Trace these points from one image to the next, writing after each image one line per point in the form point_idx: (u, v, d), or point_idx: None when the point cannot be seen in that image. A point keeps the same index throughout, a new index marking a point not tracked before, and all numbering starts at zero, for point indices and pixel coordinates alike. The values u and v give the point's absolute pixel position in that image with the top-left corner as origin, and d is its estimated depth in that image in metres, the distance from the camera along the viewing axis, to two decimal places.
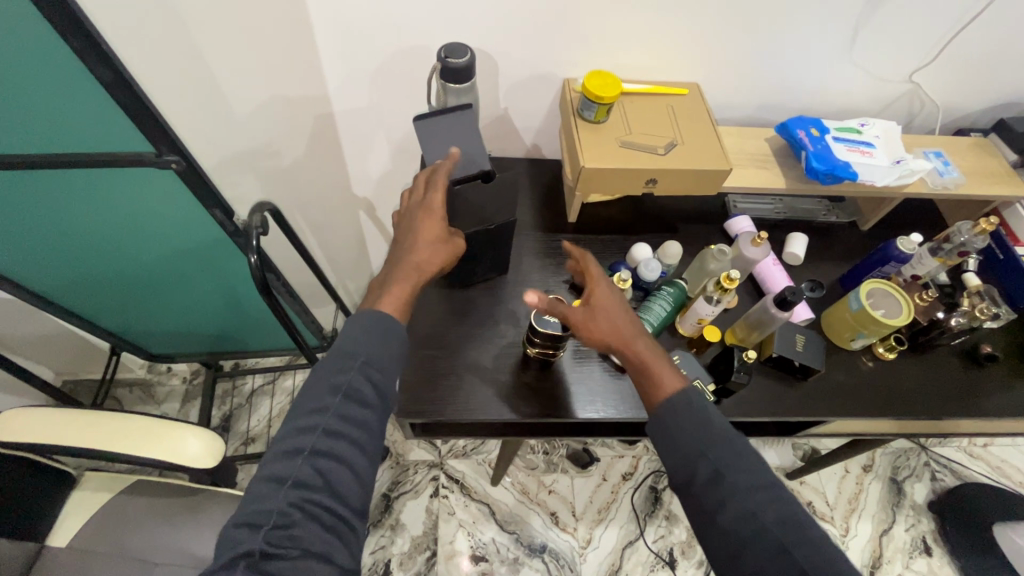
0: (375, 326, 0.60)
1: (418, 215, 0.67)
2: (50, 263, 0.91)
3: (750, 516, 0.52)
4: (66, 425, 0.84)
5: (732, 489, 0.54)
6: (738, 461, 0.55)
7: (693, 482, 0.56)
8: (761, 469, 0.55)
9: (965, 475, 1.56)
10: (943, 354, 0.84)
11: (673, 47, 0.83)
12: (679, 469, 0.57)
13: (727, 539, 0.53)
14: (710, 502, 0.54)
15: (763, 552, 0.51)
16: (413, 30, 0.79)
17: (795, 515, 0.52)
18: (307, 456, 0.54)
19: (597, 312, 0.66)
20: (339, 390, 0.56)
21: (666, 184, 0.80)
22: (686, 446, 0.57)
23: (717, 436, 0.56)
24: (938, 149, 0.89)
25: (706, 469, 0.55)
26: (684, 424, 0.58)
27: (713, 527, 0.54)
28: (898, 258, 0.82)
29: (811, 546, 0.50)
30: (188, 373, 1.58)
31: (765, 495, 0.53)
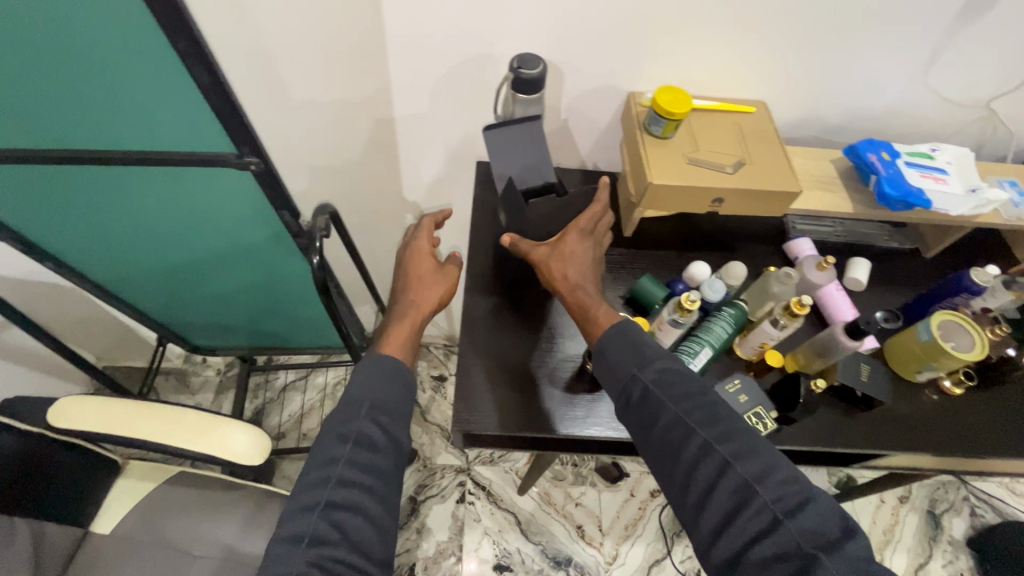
0: (380, 370, 0.67)
1: (409, 261, 0.81)
2: (110, 252, 0.93)
3: (677, 420, 0.57)
4: (119, 415, 0.85)
5: (660, 399, 0.58)
6: (667, 374, 0.60)
7: (629, 402, 0.60)
8: (686, 379, 0.59)
9: (1007, 513, 1.50)
10: (1014, 391, 0.81)
11: (743, 63, 0.81)
12: (618, 392, 0.62)
13: (663, 448, 0.57)
14: (645, 416, 0.59)
15: (693, 453, 0.55)
16: (482, 38, 0.79)
17: (721, 415, 0.57)
18: (321, 510, 0.57)
19: (554, 257, 0.73)
20: (349, 439, 0.61)
21: (732, 203, 0.78)
22: (622, 368, 0.62)
23: (648, 356, 0.61)
24: (1013, 178, 0.86)
25: (639, 386, 0.60)
26: (621, 349, 0.63)
27: (649, 439, 0.58)
28: (970, 290, 0.79)
29: (734, 440, 0.55)
30: (222, 364, 1.60)
31: (690, 402, 0.58)
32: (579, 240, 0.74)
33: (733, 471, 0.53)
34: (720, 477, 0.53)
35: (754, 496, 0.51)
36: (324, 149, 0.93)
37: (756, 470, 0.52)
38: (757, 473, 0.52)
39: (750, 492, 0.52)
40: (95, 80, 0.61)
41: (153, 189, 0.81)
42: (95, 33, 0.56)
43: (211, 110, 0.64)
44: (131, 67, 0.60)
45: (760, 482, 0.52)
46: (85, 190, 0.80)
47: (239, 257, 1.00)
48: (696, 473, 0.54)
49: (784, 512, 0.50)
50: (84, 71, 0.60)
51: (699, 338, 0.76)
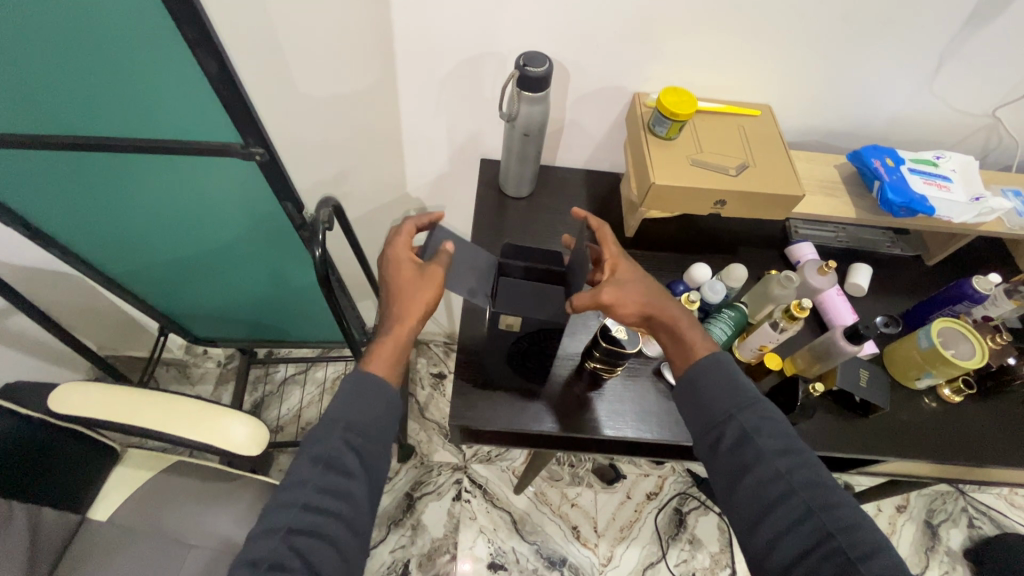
0: (358, 389, 0.64)
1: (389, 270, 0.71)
2: (113, 240, 0.93)
3: (775, 476, 0.55)
4: (118, 403, 0.85)
5: (759, 450, 0.57)
6: (768, 425, 0.58)
7: (720, 444, 0.59)
8: (791, 436, 0.58)
9: (1005, 525, 1.50)
10: (1012, 401, 0.81)
11: (749, 67, 0.81)
12: (708, 432, 0.60)
13: (753, 499, 0.55)
14: (737, 463, 0.57)
15: (788, 512, 0.53)
16: (489, 36, 0.79)
17: (824, 481, 0.55)
18: (285, 535, 0.55)
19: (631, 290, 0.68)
20: (320, 461, 0.58)
21: (735, 206, 0.79)
22: (717, 409, 0.61)
23: (747, 400, 0.60)
24: (1017, 188, 0.86)
25: (735, 432, 0.59)
26: (716, 387, 0.62)
27: (737, 486, 0.57)
28: (973, 298, 0.78)
29: (840, 512, 0.52)
30: (223, 356, 1.60)
31: (794, 460, 0.56)
32: (630, 265, 0.71)
33: (833, 541, 0.51)
34: (817, 542, 0.51)
35: (853, 572, 0.49)
36: (330, 143, 0.93)
37: (860, 546, 0.50)
38: (842, 524, 0.52)
39: (850, 567, 0.49)
40: (106, 66, 0.62)
41: (159, 177, 0.82)
42: (107, 18, 0.57)
43: (220, 102, 0.65)
44: (142, 53, 0.61)
45: (863, 560, 0.49)
46: (92, 176, 0.80)
47: (241, 248, 1.00)
48: (788, 532, 0.53)
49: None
50: (95, 56, 0.61)
51: None
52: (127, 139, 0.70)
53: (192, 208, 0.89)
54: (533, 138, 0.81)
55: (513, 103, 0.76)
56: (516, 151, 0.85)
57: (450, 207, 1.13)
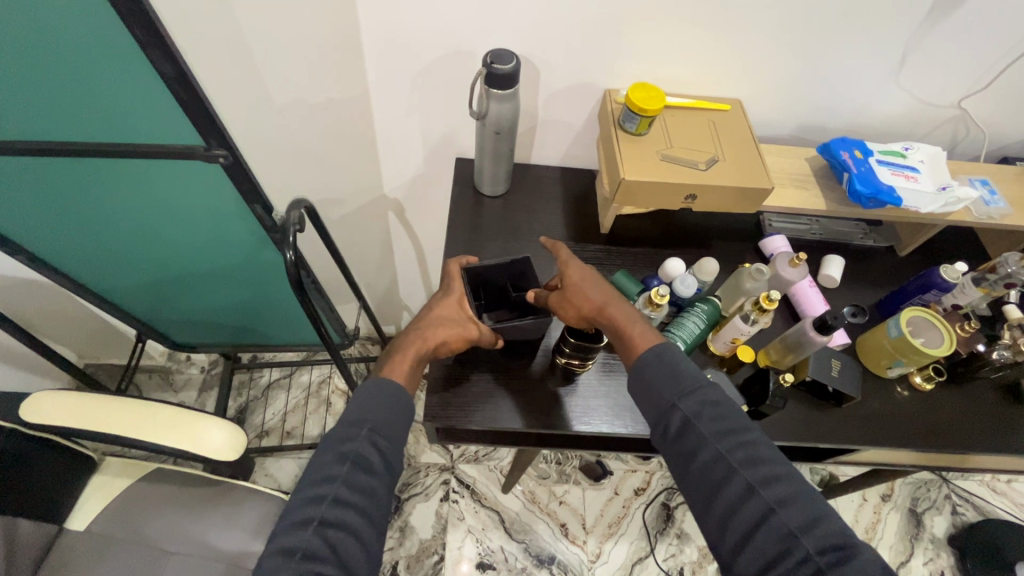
0: (383, 391, 0.61)
1: (436, 301, 0.72)
2: (84, 248, 0.92)
3: (719, 459, 0.53)
4: (92, 411, 0.84)
5: (702, 435, 0.55)
6: (709, 410, 0.56)
7: (666, 432, 0.57)
8: (732, 416, 0.56)
9: (988, 511, 1.51)
10: (982, 387, 0.82)
11: (718, 62, 0.82)
12: (655, 421, 0.58)
13: (701, 482, 0.54)
14: (682, 451, 0.56)
15: (733, 492, 0.52)
16: (458, 35, 0.79)
17: (765, 457, 0.53)
18: (316, 527, 0.52)
19: (572, 287, 0.69)
20: (347, 458, 0.56)
21: (705, 200, 0.79)
22: (659, 398, 0.59)
23: (689, 387, 0.58)
24: (984, 177, 0.87)
25: (678, 418, 0.56)
26: (659, 376, 0.60)
27: (687, 472, 0.55)
28: (941, 286, 0.80)
29: (779, 485, 0.51)
30: (206, 362, 1.59)
31: (733, 440, 0.54)
32: (581, 268, 0.71)
33: (776, 515, 0.50)
34: (761, 519, 0.50)
35: (797, 545, 0.48)
36: (303, 145, 0.93)
37: (803, 519, 0.49)
38: (784, 498, 0.50)
39: (793, 540, 0.48)
40: (65, 71, 0.61)
41: (129, 181, 0.81)
42: (57, 18, 0.56)
43: (178, 100, 0.64)
44: (101, 56, 0.60)
45: (806, 531, 0.49)
46: (59, 182, 0.79)
47: (216, 252, 0.99)
48: (734, 513, 0.51)
49: (829, 562, 0.47)
50: (50, 61, 0.60)
51: (671, 333, 0.77)
52: (97, 144, 0.70)
53: (164, 214, 0.88)
54: (505, 136, 0.82)
55: (483, 101, 0.76)
56: (489, 149, 0.85)
57: (429, 206, 1.13)
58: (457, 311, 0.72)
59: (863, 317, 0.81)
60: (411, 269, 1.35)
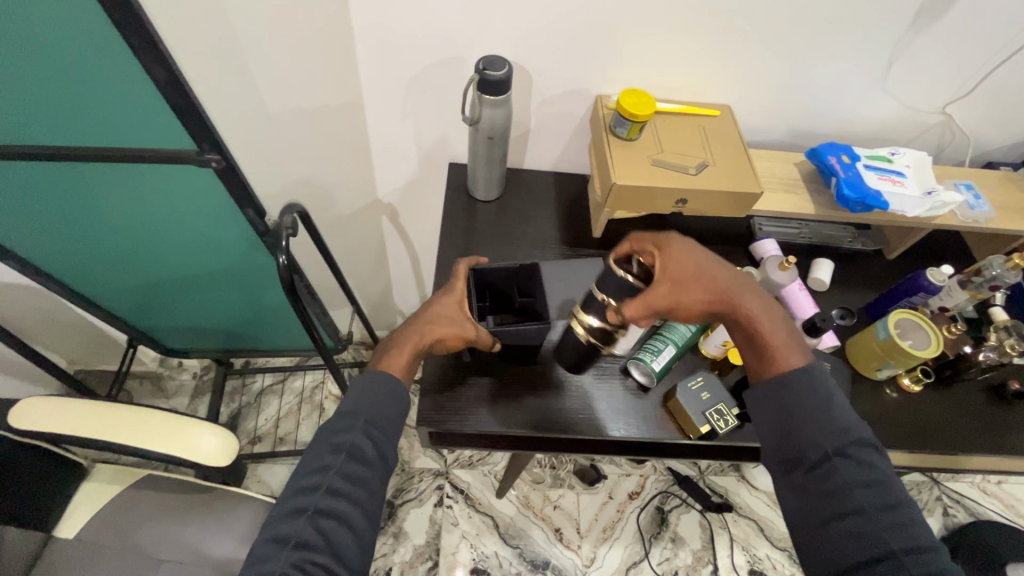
0: (376, 385, 0.61)
1: (436, 296, 0.70)
2: (75, 252, 0.92)
3: (857, 509, 0.50)
4: (82, 418, 0.83)
5: (846, 477, 0.51)
6: (856, 455, 0.52)
7: (796, 464, 0.54)
8: (881, 468, 0.52)
9: (978, 512, 1.53)
10: (969, 389, 0.83)
11: (708, 69, 0.83)
12: (784, 449, 0.55)
13: (819, 525, 0.51)
14: (815, 487, 0.52)
15: (863, 545, 0.49)
16: (451, 41, 0.80)
17: (909, 517, 0.50)
18: (310, 516, 0.53)
19: (693, 284, 0.57)
20: (341, 449, 0.56)
21: (696, 205, 0.80)
22: (803, 430, 0.55)
23: (845, 427, 0.54)
24: (969, 182, 0.89)
25: (819, 456, 0.53)
26: (808, 405, 0.55)
27: (809, 509, 0.53)
28: (927, 289, 0.82)
29: (921, 552, 0.48)
30: (198, 368, 1.58)
31: (876, 490, 0.51)
32: (693, 261, 0.58)
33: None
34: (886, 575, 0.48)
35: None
36: (296, 150, 0.93)
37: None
38: (915, 561, 0.48)
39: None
40: (58, 75, 0.61)
41: (122, 185, 0.80)
42: (47, 22, 0.56)
43: (170, 106, 0.65)
44: (95, 60, 0.60)
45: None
46: (51, 187, 0.79)
47: (209, 257, 0.99)
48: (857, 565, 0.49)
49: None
50: (41, 66, 0.60)
51: (663, 337, 0.79)
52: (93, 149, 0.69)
53: (156, 218, 0.88)
54: (497, 141, 0.82)
55: (476, 107, 0.76)
56: (482, 154, 0.85)
57: (423, 211, 1.13)
58: (457, 308, 0.69)
59: (852, 319, 0.84)
60: (404, 273, 1.35)
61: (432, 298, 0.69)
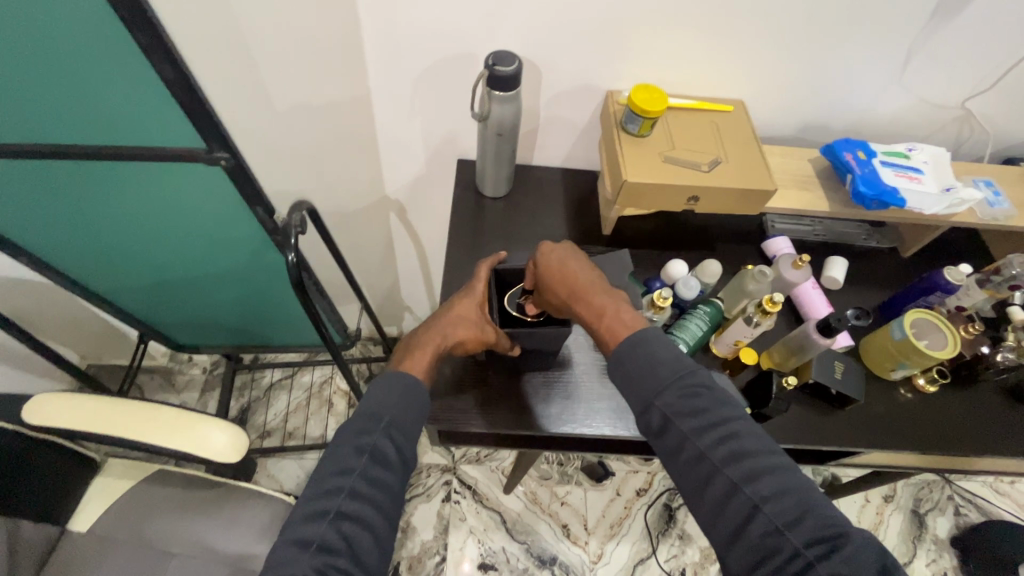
0: (399, 384, 0.61)
1: (458, 296, 0.71)
2: (86, 249, 0.92)
3: (700, 457, 0.53)
4: (96, 414, 0.84)
5: (681, 431, 0.54)
6: (687, 403, 0.55)
7: (650, 429, 0.57)
8: (711, 408, 0.54)
9: (991, 512, 1.51)
10: (986, 389, 0.82)
11: (721, 63, 0.82)
12: (637, 419, 0.58)
13: (686, 479, 0.54)
14: (666, 447, 0.55)
15: (717, 490, 0.51)
16: (460, 36, 0.79)
17: (750, 449, 0.52)
18: (332, 520, 0.52)
19: (543, 272, 0.67)
20: (364, 451, 0.56)
21: (708, 202, 0.79)
22: (639, 393, 0.57)
23: (664, 381, 0.56)
24: (988, 178, 0.87)
25: (658, 417, 0.55)
26: (637, 369, 0.58)
27: (674, 466, 0.55)
28: (944, 288, 0.80)
29: (766, 481, 0.50)
30: (208, 363, 1.59)
31: (716, 434, 0.53)
32: (549, 257, 0.68)
33: (761, 513, 0.49)
34: (747, 516, 0.49)
35: (783, 542, 0.47)
36: (304, 147, 0.93)
37: (788, 515, 0.48)
38: (768, 493, 0.49)
39: (779, 536, 0.47)
40: (67, 72, 0.61)
41: (132, 182, 0.80)
42: (55, 20, 0.56)
43: (179, 104, 0.65)
44: (103, 56, 0.60)
45: (793, 528, 0.47)
46: (62, 184, 0.79)
47: (218, 254, 0.99)
48: (720, 509, 0.51)
49: (818, 556, 0.46)
50: (52, 63, 0.60)
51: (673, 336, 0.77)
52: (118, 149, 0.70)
53: (166, 215, 0.88)
54: (507, 137, 0.81)
55: (484, 103, 0.75)
56: (490, 151, 0.85)
57: (430, 207, 1.13)
58: (479, 309, 0.70)
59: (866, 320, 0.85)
60: (412, 270, 1.35)
61: (455, 300, 0.71)
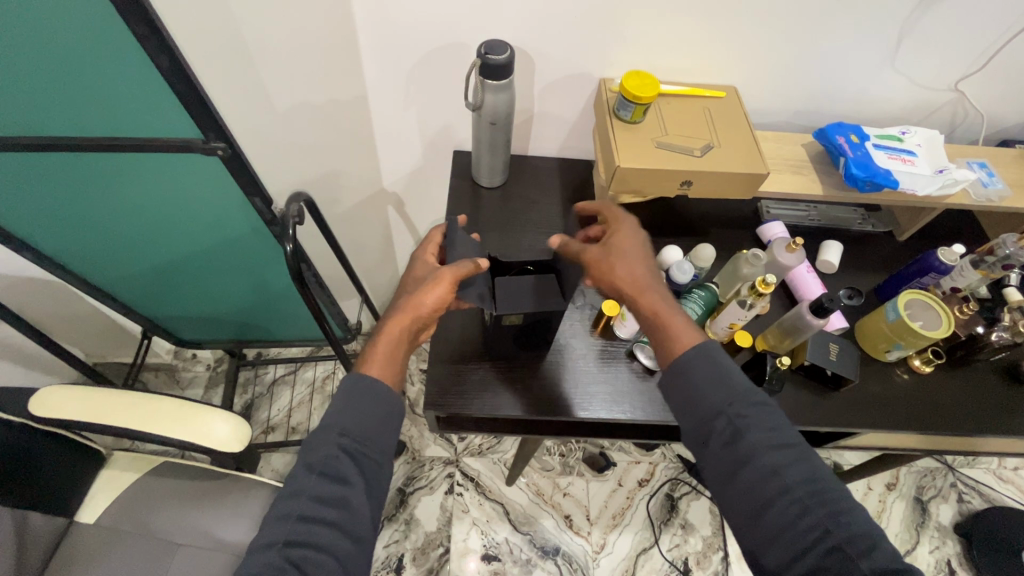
0: (355, 391, 0.61)
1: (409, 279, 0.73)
2: (89, 245, 0.93)
3: (772, 474, 0.52)
4: (101, 406, 0.85)
5: (754, 445, 0.54)
6: (760, 417, 0.55)
7: (713, 440, 0.56)
8: (783, 427, 0.55)
9: (994, 499, 1.51)
10: (982, 370, 0.82)
11: (712, 50, 0.82)
12: (702, 426, 0.56)
13: (745, 498, 0.52)
14: (733, 459, 0.54)
15: (786, 510, 0.51)
16: (453, 26, 0.79)
17: (822, 475, 0.52)
18: (280, 548, 0.53)
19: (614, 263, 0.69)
20: (314, 468, 0.57)
21: (702, 186, 0.79)
22: (709, 402, 0.57)
23: (738, 392, 0.56)
24: (982, 160, 0.87)
25: (729, 426, 0.55)
26: (707, 379, 0.58)
27: (733, 484, 0.54)
28: (938, 269, 0.81)
29: (835, 507, 0.50)
30: (212, 359, 1.61)
31: (787, 454, 0.53)
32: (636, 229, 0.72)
33: (832, 538, 0.49)
34: (816, 540, 0.49)
35: (852, 567, 0.47)
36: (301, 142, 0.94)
37: (861, 543, 0.48)
38: (838, 519, 0.50)
39: (850, 562, 0.47)
40: (64, 63, 0.62)
41: (135, 174, 0.82)
42: (51, 10, 0.56)
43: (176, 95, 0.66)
44: (99, 46, 0.61)
45: (864, 557, 0.47)
46: (64, 178, 0.80)
47: (219, 246, 1.01)
48: (786, 530, 0.50)
49: None
50: (50, 56, 0.61)
51: None
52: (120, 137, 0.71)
53: (166, 209, 0.90)
54: (501, 126, 0.82)
55: (478, 92, 0.76)
56: (485, 141, 0.85)
57: (428, 199, 1.14)
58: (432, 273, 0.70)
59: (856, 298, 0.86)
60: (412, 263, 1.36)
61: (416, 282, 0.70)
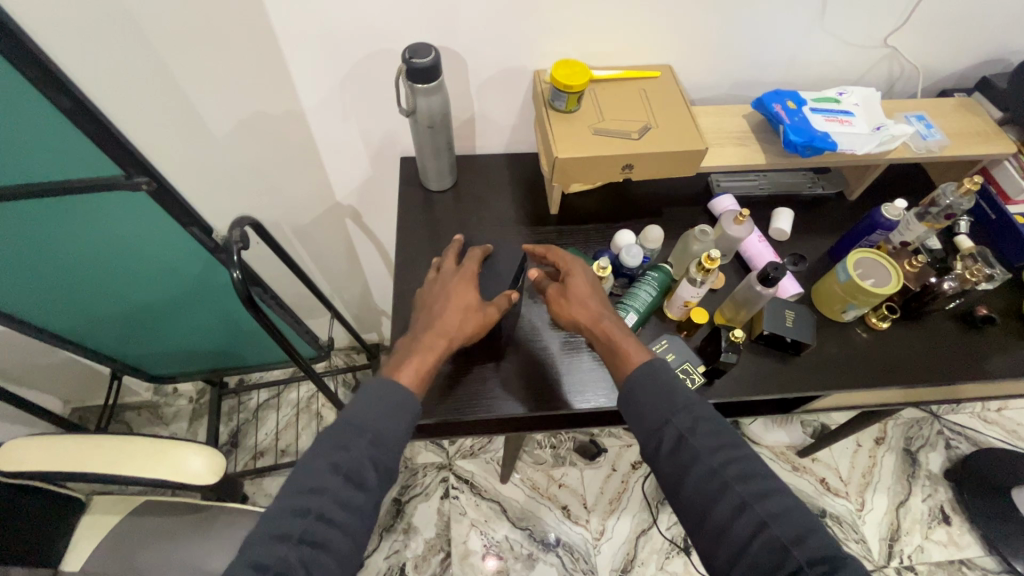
0: (388, 398, 0.60)
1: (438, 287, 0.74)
2: (39, 294, 0.92)
3: (712, 474, 0.54)
4: (70, 453, 0.84)
5: (695, 450, 0.55)
6: (702, 424, 0.56)
7: (659, 451, 0.57)
8: (725, 431, 0.57)
9: (980, 441, 1.53)
10: (938, 319, 0.83)
11: (640, 32, 0.82)
12: (647, 439, 0.58)
13: (692, 501, 0.54)
14: (677, 467, 0.55)
15: (727, 508, 0.52)
16: (376, 34, 0.78)
17: (756, 472, 0.54)
18: (295, 543, 0.51)
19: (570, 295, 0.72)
20: (341, 471, 0.55)
21: (643, 168, 0.80)
22: (652, 414, 0.59)
23: (680, 402, 0.58)
24: (919, 113, 0.88)
25: (672, 435, 0.57)
26: (651, 393, 0.60)
27: (680, 492, 0.55)
28: (885, 225, 0.81)
29: (772, 499, 0.52)
30: (194, 392, 1.59)
31: (727, 454, 0.55)
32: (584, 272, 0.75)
33: (768, 529, 0.50)
34: (755, 532, 0.50)
35: (789, 557, 0.49)
36: (242, 165, 0.92)
37: (794, 532, 0.50)
38: (774, 512, 0.51)
39: (785, 553, 0.49)
40: None
41: (72, 216, 0.80)
42: None
43: None
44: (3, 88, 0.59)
45: (798, 544, 0.49)
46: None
47: (176, 279, 1.00)
48: (730, 526, 0.51)
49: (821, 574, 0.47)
50: None
51: (623, 305, 0.78)
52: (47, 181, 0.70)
53: (113, 248, 0.88)
54: (439, 129, 0.82)
55: (409, 97, 0.75)
56: (426, 145, 0.85)
57: (384, 209, 1.13)
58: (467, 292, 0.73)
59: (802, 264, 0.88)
60: (380, 274, 1.35)
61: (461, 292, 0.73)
